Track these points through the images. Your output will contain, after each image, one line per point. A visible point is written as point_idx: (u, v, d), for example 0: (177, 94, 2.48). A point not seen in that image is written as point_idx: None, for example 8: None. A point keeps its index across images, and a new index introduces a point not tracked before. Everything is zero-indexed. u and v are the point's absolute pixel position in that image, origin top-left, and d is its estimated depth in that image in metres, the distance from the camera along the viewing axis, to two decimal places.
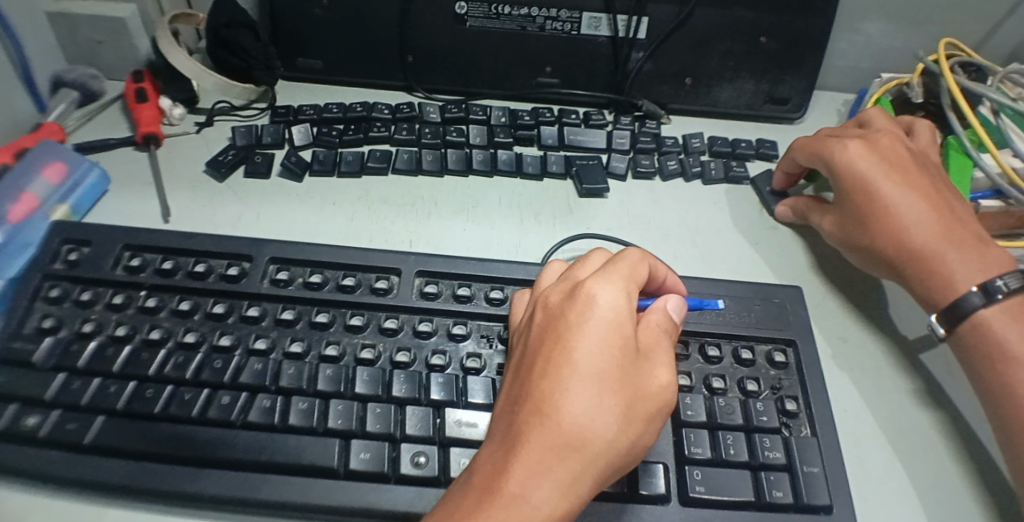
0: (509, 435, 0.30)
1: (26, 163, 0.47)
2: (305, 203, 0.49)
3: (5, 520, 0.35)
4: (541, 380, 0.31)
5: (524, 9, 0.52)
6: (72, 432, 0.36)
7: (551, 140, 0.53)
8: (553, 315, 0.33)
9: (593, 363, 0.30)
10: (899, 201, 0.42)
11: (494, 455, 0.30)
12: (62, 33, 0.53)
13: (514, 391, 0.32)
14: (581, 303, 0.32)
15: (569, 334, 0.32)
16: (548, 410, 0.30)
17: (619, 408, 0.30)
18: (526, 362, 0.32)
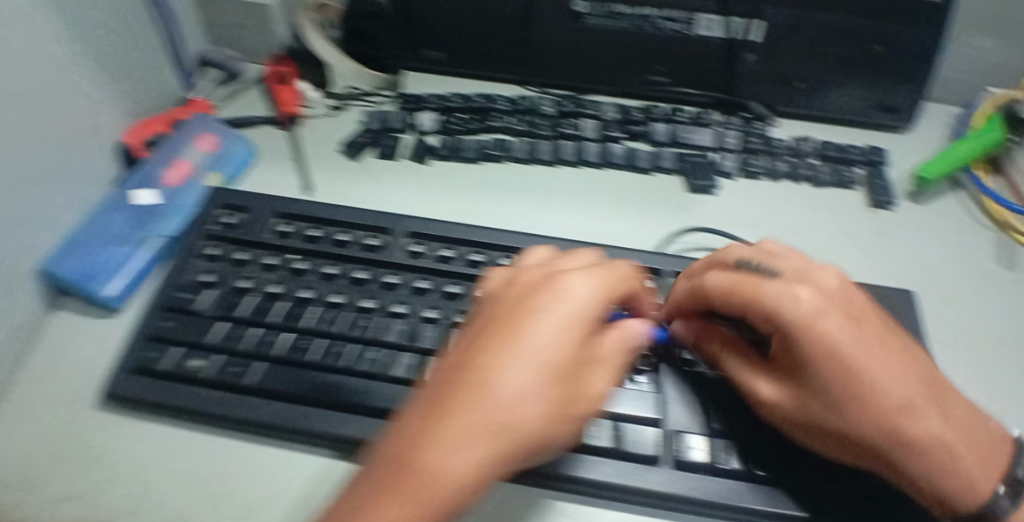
0: (461, 400, 0.25)
1: (183, 134, 0.52)
2: (428, 185, 0.52)
3: (174, 448, 0.39)
4: (496, 335, 0.27)
5: (642, 10, 0.55)
6: (235, 374, 0.40)
7: (662, 137, 0.54)
8: (734, 280, 0.32)
9: (825, 331, 0.28)
10: (875, 369, 0.28)
11: (452, 409, 0.25)
12: (211, 18, 0.58)
13: (472, 348, 0.27)
14: (589, 282, 0.29)
15: (551, 299, 0.28)
16: (485, 373, 0.26)
17: (867, 396, 0.28)
18: (481, 326, 0.28)
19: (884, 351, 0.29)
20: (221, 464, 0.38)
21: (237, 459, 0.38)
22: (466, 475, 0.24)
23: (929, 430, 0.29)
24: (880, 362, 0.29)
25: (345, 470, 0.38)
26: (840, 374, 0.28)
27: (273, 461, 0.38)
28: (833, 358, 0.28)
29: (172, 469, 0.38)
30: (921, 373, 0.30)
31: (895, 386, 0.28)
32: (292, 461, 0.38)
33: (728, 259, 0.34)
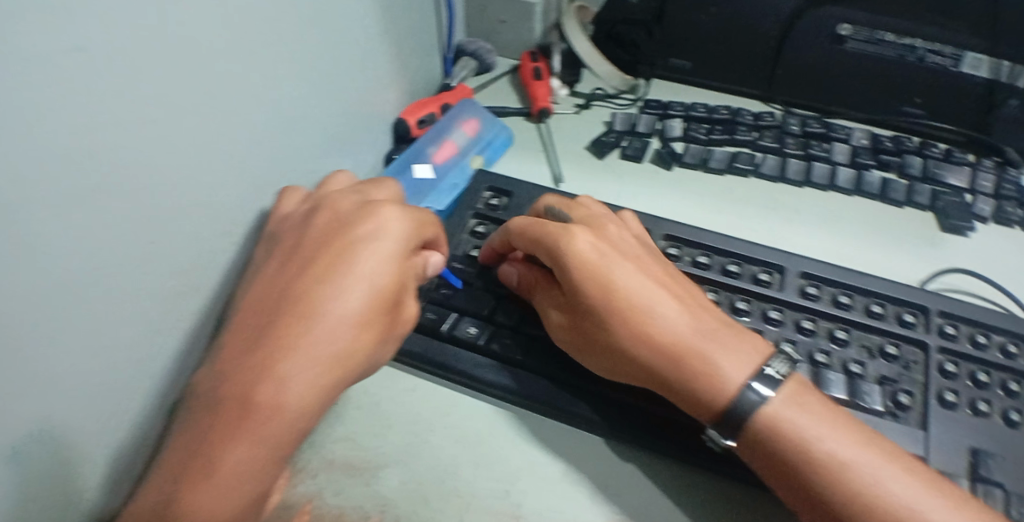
0: (279, 329, 0.33)
1: (449, 115, 0.56)
2: (670, 192, 0.54)
3: (446, 402, 0.44)
4: (308, 282, 0.35)
5: (907, 39, 0.53)
6: (509, 346, 0.44)
7: (914, 170, 0.53)
8: (655, 282, 0.40)
9: (690, 330, 0.38)
10: (690, 339, 0.38)
11: (269, 340, 0.33)
12: (473, 9, 0.61)
13: (283, 282, 0.35)
14: (361, 213, 0.38)
15: (349, 236, 0.37)
16: (314, 310, 0.34)
17: (712, 380, 0.37)
18: (300, 257, 0.36)
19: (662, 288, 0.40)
20: (487, 427, 0.43)
21: (503, 422, 0.43)
22: (302, 382, 0.33)
23: (787, 447, 0.35)
24: (693, 331, 0.38)
25: (594, 456, 0.41)
26: (687, 351, 0.37)
27: (534, 431, 0.42)
28: (642, 327, 0.38)
29: (445, 423, 0.43)
30: (738, 348, 0.37)
31: (809, 426, 0.35)
32: (552, 434, 0.42)
33: (631, 252, 0.42)
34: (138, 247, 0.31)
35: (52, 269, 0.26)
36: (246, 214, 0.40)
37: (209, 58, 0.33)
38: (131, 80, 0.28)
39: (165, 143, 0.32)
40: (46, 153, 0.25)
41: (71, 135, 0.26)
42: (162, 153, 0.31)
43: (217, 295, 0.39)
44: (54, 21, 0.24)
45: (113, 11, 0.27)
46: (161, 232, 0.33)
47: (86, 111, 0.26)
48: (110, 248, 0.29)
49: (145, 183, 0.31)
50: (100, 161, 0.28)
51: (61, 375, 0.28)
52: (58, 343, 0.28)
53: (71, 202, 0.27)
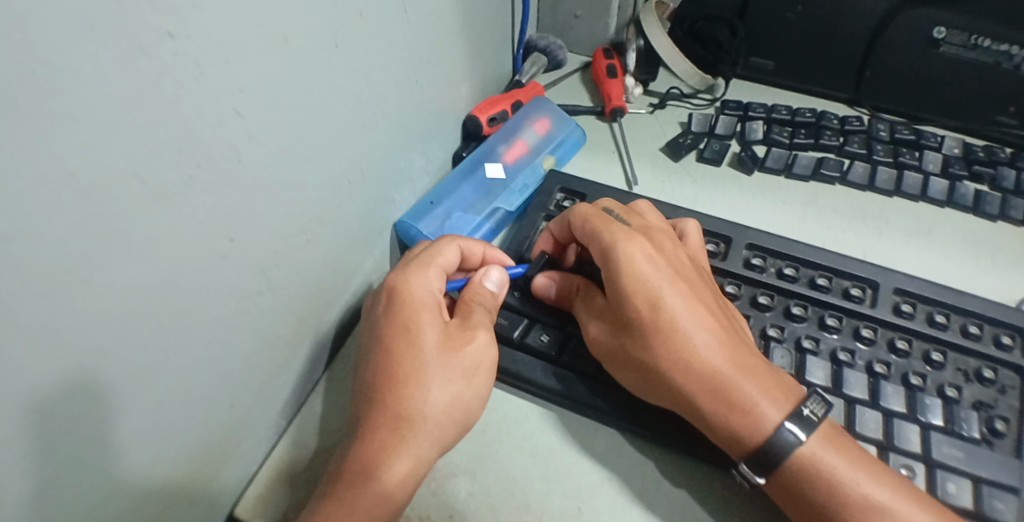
0: (378, 415, 0.37)
1: (521, 114, 0.56)
2: (751, 199, 0.52)
3: (521, 412, 0.43)
4: (401, 369, 0.38)
5: (1004, 45, 0.51)
6: (585, 357, 0.43)
7: (1008, 184, 0.51)
8: (694, 303, 0.39)
9: (723, 362, 0.38)
10: (728, 365, 0.38)
11: (374, 432, 0.36)
12: (547, 4, 0.60)
13: (372, 371, 0.38)
14: (427, 291, 0.41)
15: (422, 317, 0.39)
16: (408, 398, 0.37)
17: (742, 411, 0.37)
18: (382, 343, 0.39)
19: (704, 317, 0.39)
20: (561, 440, 0.42)
21: (578, 436, 0.42)
22: (404, 480, 0.36)
23: (814, 483, 0.36)
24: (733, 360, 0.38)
25: (668, 474, 0.40)
26: (725, 378, 0.37)
27: (609, 447, 0.42)
28: (681, 348, 0.38)
29: (515, 433, 0.42)
30: (774, 384, 0.38)
31: (841, 467, 0.36)
32: (628, 451, 0.41)
33: (682, 270, 0.41)
34: (221, 244, 0.32)
35: (143, 266, 0.28)
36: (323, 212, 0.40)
37: (293, 57, 0.34)
38: (219, 80, 0.29)
39: (251, 140, 0.33)
40: (141, 153, 0.26)
41: (164, 135, 0.27)
42: (246, 151, 0.32)
43: (289, 290, 0.40)
44: (151, 22, 0.25)
45: (205, 10, 0.27)
46: (241, 228, 0.34)
47: (180, 112, 0.27)
48: (198, 244, 0.31)
49: (228, 180, 0.32)
50: (191, 159, 0.29)
51: (148, 366, 0.30)
52: (147, 334, 0.29)
53: (162, 200, 0.28)
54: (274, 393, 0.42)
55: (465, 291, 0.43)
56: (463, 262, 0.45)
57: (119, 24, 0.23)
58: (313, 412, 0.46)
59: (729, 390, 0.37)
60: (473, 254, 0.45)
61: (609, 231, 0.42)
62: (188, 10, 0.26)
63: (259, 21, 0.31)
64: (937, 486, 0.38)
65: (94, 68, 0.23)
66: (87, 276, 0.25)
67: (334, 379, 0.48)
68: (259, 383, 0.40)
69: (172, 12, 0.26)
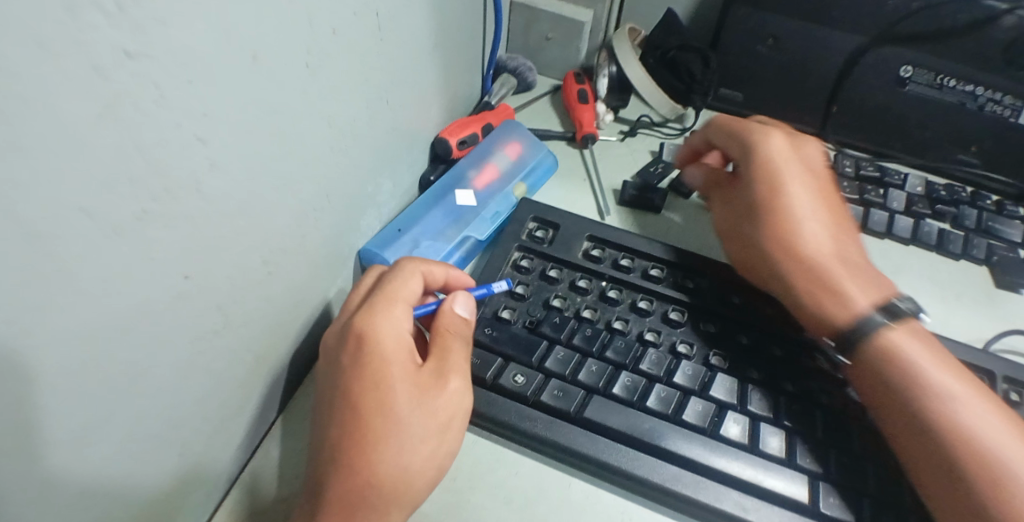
0: (344, 479, 0.33)
1: (491, 138, 0.54)
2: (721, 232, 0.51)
3: (489, 459, 0.40)
4: (370, 431, 0.34)
5: (970, 86, 0.52)
6: (560, 398, 0.40)
7: (970, 222, 0.52)
8: (832, 233, 0.45)
9: (853, 275, 0.42)
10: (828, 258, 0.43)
11: (342, 493, 0.33)
12: (518, 26, 0.58)
13: (340, 426, 0.35)
14: (395, 339, 0.37)
15: (389, 372, 0.36)
16: (376, 461, 0.34)
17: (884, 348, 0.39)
18: (346, 399, 0.35)
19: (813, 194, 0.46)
20: (534, 489, 0.39)
21: (550, 485, 0.39)
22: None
23: (927, 420, 0.36)
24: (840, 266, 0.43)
25: None
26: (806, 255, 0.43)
27: (584, 496, 0.39)
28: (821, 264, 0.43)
29: (487, 481, 0.39)
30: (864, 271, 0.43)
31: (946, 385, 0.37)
32: (603, 501, 0.39)
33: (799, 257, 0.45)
34: (175, 282, 0.29)
35: (82, 315, 0.24)
36: (280, 244, 0.37)
37: (261, 78, 0.31)
38: (179, 106, 0.26)
39: (213, 170, 0.30)
40: (87, 189, 0.23)
41: (116, 168, 0.24)
42: (207, 182, 0.29)
43: (247, 327, 0.36)
44: (108, 41, 0.22)
45: (166, 28, 0.25)
46: (198, 264, 0.30)
47: (135, 142, 0.25)
48: (146, 286, 0.27)
49: (185, 215, 0.29)
50: (146, 192, 0.26)
51: (86, 423, 0.26)
52: (87, 389, 0.26)
53: (109, 239, 0.25)
54: (227, 440, 0.38)
55: (435, 321, 0.39)
56: (429, 286, 0.42)
57: (67, 45, 0.21)
58: (268, 457, 0.42)
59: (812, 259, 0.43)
60: (438, 277, 0.42)
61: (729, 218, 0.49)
62: (149, 29, 0.24)
63: (228, 41, 0.28)
64: None
65: (39, 98, 0.20)
66: (20, 329, 0.22)
67: (289, 419, 0.44)
68: (210, 431, 0.36)
69: (132, 31, 0.23)
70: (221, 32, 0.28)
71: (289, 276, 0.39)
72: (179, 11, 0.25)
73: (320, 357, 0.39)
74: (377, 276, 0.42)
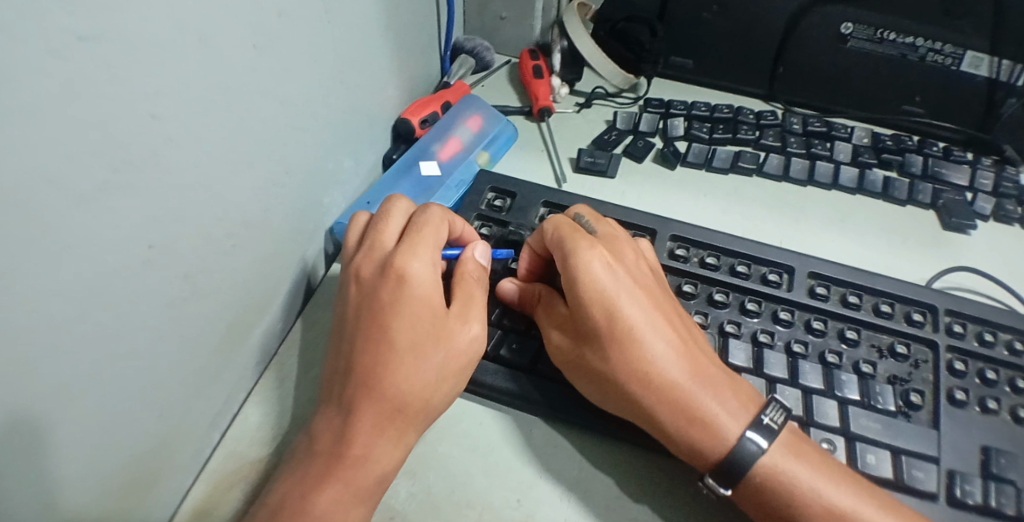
0: (378, 401, 0.37)
1: (452, 113, 0.56)
2: (669, 192, 0.53)
3: (454, 411, 0.42)
4: (396, 356, 0.38)
5: (910, 38, 0.53)
6: (518, 351, 0.43)
7: (916, 169, 0.53)
8: (655, 315, 0.38)
9: (678, 371, 0.37)
10: (597, 263, 0.39)
11: (370, 410, 0.37)
12: (472, 7, 0.61)
13: (370, 353, 0.38)
14: (433, 284, 0.40)
15: (422, 311, 0.39)
16: (404, 387, 0.37)
17: (703, 426, 0.36)
18: (377, 332, 0.38)
19: (592, 250, 0.40)
20: (498, 437, 0.41)
21: (513, 431, 0.42)
22: (388, 462, 0.37)
23: (658, 401, 0.37)
24: (609, 266, 0.39)
25: (607, 461, 0.40)
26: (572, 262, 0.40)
27: (545, 441, 0.41)
28: (640, 358, 0.37)
29: (453, 431, 0.42)
30: (622, 263, 0.40)
31: (671, 368, 0.37)
32: (563, 444, 0.41)
33: (640, 279, 0.40)
34: (143, 249, 0.32)
35: (55, 276, 0.27)
36: (244, 215, 0.40)
37: (209, 58, 0.33)
38: (133, 82, 0.29)
39: (170, 143, 0.32)
40: (47, 155, 0.25)
41: (74, 140, 0.27)
42: (166, 154, 0.32)
43: (217, 294, 0.39)
44: (58, 23, 0.25)
45: (116, 12, 0.27)
46: (162, 233, 0.33)
47: (92, 117, 0.27)
48: (114, 251, 0.30)
49: (146, 185, 0.31)
50: (105, 163, 0.28)
51: (68, 377, 0.29)
52: (66, 344, 0.28)
53: (78, 204, 0.27)
54: (207, 404, 0.41)
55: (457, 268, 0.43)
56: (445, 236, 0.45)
57: (15, 25, 0.23)
58: (249, 421, 0.45)
59: (582, 266, 0.39)
60: (457, 228, 0.45)
61: (574, 238, 0.40)
62: (94, 11, 0.26)
63: (175, 25, 0.31)
64: (870, 461, 0.39)
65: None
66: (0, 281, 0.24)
67: (268, 386, 0.46)
68: (188, 395, 0.39)
69: (77, 11, 0.25)
70: (169, 15, 0.30)
71: (255, 248, 0.42)
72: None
73: (353, 289, 0.42)
74: (402, 219, 0.44)
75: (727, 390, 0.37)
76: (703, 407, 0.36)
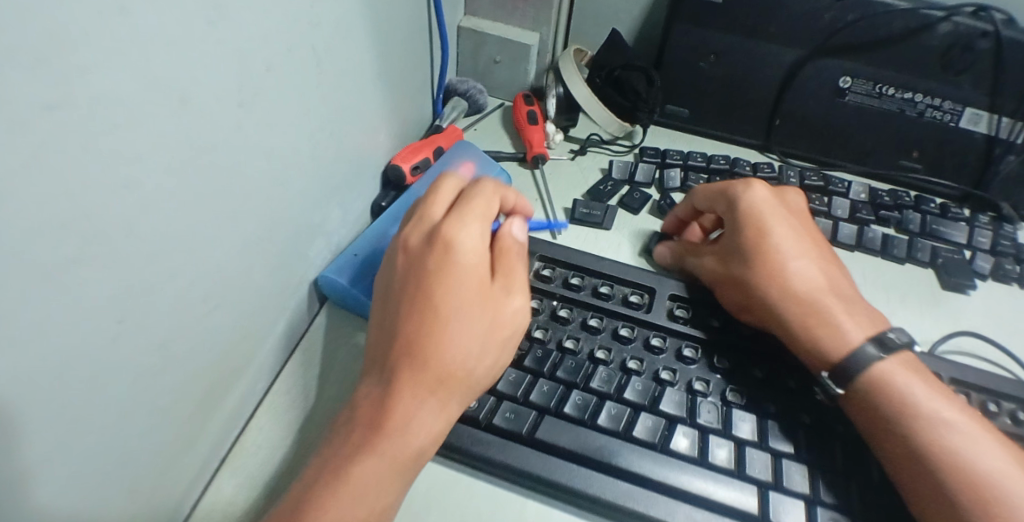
0: (415, 371, 0.35)
1: (445, 160, 0.54)
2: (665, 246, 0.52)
3: (442, 488, 0.40)
4: (441, 328, 0.36)
5: (908, 93, 0.53)
6: (512, 420, 0.40)
7: (914, 226, 0.52)
8: (805, 246, 0.44)
9: (814, 285, 0.42)
10: (756, 192, 0.46)
11: (414, 379, 0.35)
12: (466, 50, 0.60)
13: (415, 322, 0.36)
14: (477, 253, 0.38)
15: (469, 280, 0.37)
16: (450, 360, 0.36)
17: (813, 333, 0.41)
18: (422, 299, 0.37)
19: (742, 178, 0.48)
20: (489, 513, 0.39)
21: (505, 508, 0.39)
22: (428, 436, 0.36)
23: (808, 333, 0.41)
24: (766, 190, 0.46)
25: None
26: (725, 189, 0.47)
27: (540, 519, 0.38)
28: (785, 278, 0.43)
29: (442, 507, 0.39)
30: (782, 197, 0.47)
31: (813, 292, 0.42)
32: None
33: (793, 210, 0.46)
34: (110, 325, 0.29)
35: (11, 367, 0.24)
36: (224, 275, 0.37)
37: (192, 115, 0.31)
38: (108, 149, 0.26)
39: (146, 212, 0.29)
40: (6, 239, 0.23)
41: (40, 220, 0.24)
42: (141, 222, 0.29)
43: (193, 361, 0.36)
44: (25, 94, 0.22)
45: (91, 76, 0.25)
46: (134, 306, 0.30)
47: (58, 191, 0.24)
48: (79, 330, 0.27)
49: (119, 256, 0.28)
50: (73, 240, 0.26)
51: (17, 474, 0.25)
52: (22, 438, 0.25)
53: (35, 287, 0.24)
54: (178, 479, 0.38)
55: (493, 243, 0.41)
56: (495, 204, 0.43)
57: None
58: (219, 495, 0.41)
59: (733, 188, 0.47)
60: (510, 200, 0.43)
61: (732, 184, 0.47)
62: (67, 79, 0.24)
63: (155, 86, 0.28)
64: None
65: None
66: None
67: (241, 455, 0.43)
68: (156, 473, 0.35)
69: (49, 81, 0.23)
70: (151, 79, 0.28)
71: (234, 310, 0.39)
72: (108, 56, 0.25)
73: (398, 258, 0.39)
74: (448, 200, 0.41)
75: (810, 311, 0.42)
76: (902, 388, 0.38)
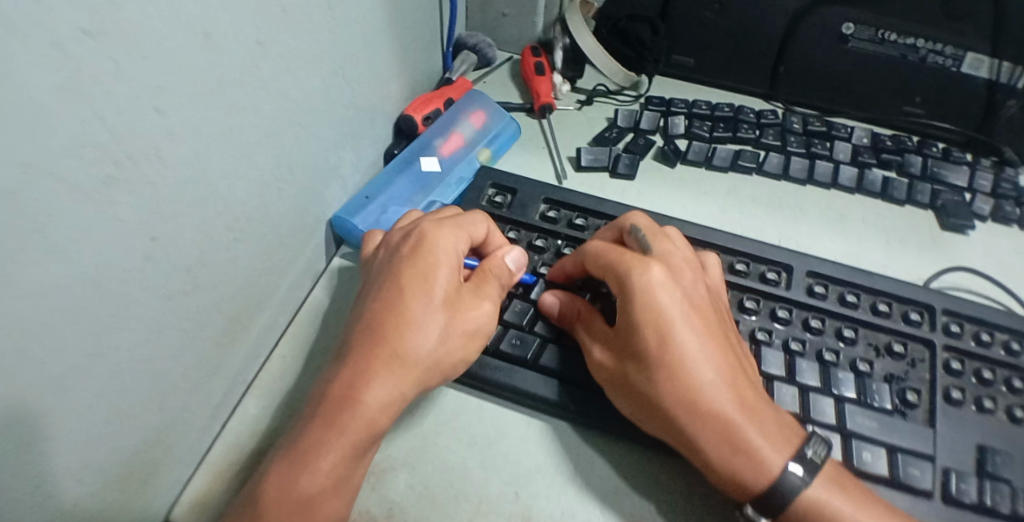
0: (380, 349, 0.36)
1: (456, 110, 0.57)
2: (669, 190, 0.53)
3: (453, 408, 0.42)
4: (408, 308, 0.37)
5: (911, 39, 0.54)
6: (517, 346, 0.43)
7: (915, 169, 0.53)
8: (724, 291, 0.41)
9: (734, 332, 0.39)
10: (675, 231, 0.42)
11: (373, 357, 0.35)
12: (476, 5, 0.61)
13: (383, 302, 0.37)
14: (456, 252, 0.40)
15: (442, 272, 0.38)
16: (412, 341, 0.36)
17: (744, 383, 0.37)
18: (391, 286, 0.38)
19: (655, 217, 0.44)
20: (496, 431, 0.41)
21: (511, 426, 0.42)
22: (380, 408, 0.35)
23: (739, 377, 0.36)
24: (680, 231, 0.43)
25: (604, 454, 0.40)
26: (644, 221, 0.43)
27: (543, 437, 0.41)
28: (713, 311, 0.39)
29: (453, 426, 0.42)
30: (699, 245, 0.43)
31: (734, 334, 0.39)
32: (560, 439, 0.41)
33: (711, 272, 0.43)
34: (143, 243, 0.31)
35: (59, 269, 0.27)
36: (246, 208, 0.40)
37: (213, 49, 0.33)
38: (136, 76, 0.29)
39: (172, 140, 0.32)
40: (48, 150, 0.25)
41: (79, 135, 0.26)
42: (167, 148, 0.32)
43: (218, 288, 0.39)
44: (65, 21, 0.25)
45: (120, 8, 0.27)
46: (164, 225, 0.33)
47: (93, 110, 0.27)
48: (117, 244, 0.30)
49: (150, 179, 0.31)
50: (107, 158, 0.28)
51: (67, 367, 0.29)
52: (68, 337, 0.28)
53: (76, 199, 0.27)
54: (207, 398, 0.41)
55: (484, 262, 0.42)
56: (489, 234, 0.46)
57: (26, 22, 0.23)
58: (245, 417, 0.44)
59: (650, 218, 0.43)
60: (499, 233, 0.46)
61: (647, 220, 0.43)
62: (102, 7, 0.26)
63: (176, 20, 0.30)
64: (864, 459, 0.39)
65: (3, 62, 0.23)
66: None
67: (265, 383, 0.46)
68: (188, 390, 0.39)
69: (86, 7, 0.25)
70: (174, 13, 0.30)
71: (256, 243, 0.42)
72: None
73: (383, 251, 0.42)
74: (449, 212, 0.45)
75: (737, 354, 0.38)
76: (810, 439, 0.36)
